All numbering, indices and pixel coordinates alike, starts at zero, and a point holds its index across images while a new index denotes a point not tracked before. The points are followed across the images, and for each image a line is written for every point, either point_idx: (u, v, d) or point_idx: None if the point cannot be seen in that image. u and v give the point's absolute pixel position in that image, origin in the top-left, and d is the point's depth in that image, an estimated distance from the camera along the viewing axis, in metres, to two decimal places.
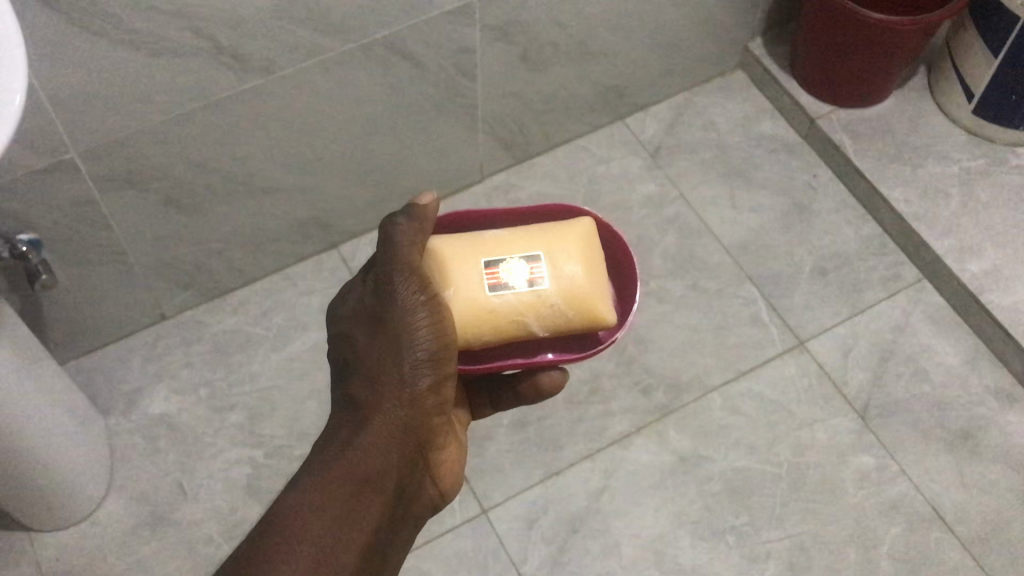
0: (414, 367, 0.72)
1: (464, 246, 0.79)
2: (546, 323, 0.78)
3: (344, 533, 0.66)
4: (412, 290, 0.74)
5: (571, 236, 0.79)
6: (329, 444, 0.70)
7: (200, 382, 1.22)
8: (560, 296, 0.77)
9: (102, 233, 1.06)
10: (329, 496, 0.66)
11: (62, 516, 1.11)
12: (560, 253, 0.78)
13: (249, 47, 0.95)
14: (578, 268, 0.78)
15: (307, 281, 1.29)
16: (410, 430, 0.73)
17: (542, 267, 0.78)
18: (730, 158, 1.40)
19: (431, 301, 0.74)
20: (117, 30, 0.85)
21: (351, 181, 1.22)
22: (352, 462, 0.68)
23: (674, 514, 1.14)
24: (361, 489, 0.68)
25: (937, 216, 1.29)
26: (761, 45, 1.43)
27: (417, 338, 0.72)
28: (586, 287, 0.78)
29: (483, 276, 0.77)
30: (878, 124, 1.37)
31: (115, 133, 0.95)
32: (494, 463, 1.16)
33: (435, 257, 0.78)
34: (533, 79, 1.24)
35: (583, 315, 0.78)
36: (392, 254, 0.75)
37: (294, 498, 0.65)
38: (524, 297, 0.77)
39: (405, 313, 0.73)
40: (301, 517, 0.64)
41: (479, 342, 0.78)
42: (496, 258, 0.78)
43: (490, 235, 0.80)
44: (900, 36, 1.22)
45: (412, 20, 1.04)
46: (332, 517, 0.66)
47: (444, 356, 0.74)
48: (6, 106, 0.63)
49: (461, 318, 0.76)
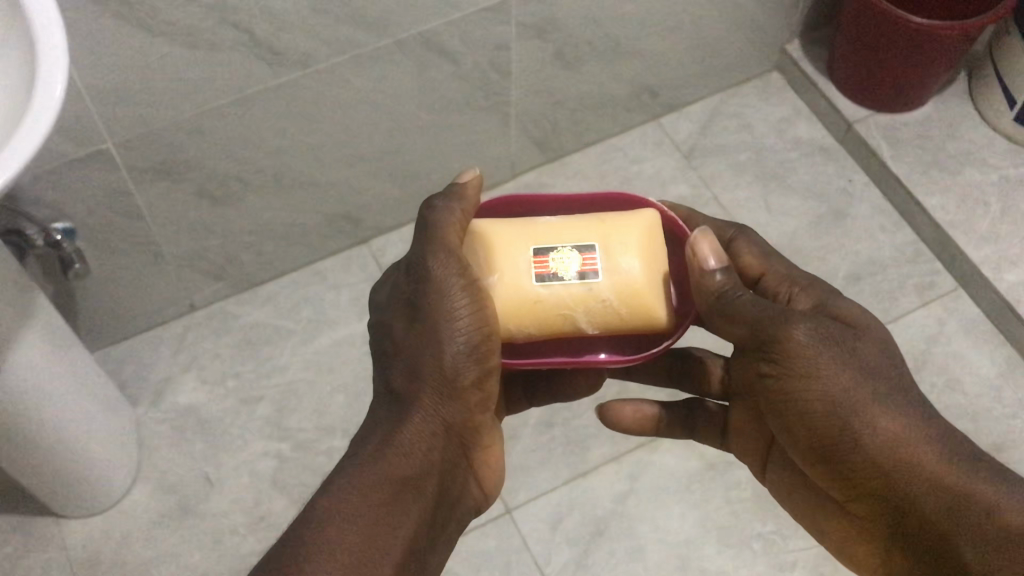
0: (456, 358, 0.69)
1: (515, 231, 0.74)
2: (596, 319, 0.73)
3: (387, 533, 0.64)
4: (454, 273, 0.70)
5: (630, 228, 0.74)
6: (369, 440, 0.68)
7: (229, 374, 1.22)
8: (612, 290, 0.72)
9: (136, 223, 1.06)
10: (369, 497, 0.64)
11: (90, 503, 1.11)
12: (616, 245, 0.73)
13: (286, 41, 0.95)
14: (635, 262, 0.73)
15: (337, 276, 1.29)
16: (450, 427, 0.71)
17: (596, 259, 0.73)
18: (765, 161, 1.38)
19: (471, 287, 0.71)
20: (156, 22, 0.86)
21: (384, 176, 1.22)
22: (391, 462, 0.67)
23: (701, 519, 1.13)
24: (401, 490, 0.66)
25: (975, 225, 1.27)
26: (799, 47, 1.42)
27: (458, 328, 0.69)
28: (642, 285, 0.73)
29: (531, 265, 0.73)
30: (917, 130, 1.35)
31: (152, 124, 0.95)
32: (520, 463, 1.16)
33: (482, 241, 0.74)
34: (568, 78, 1.24)
35: (636, 313, 0.73)
36: (434, 239, 0.72)
37: (331, 501, 0.64)
38: (574, 290, 0.72)
39: (446, 300, 0.70)
40: (342, 515, 0.63)
41: (524, 335, 0.74)
42: (547, 245, 0.73)
43: (543, 221, 0.75)
44: (941, 41, 1.20)
45: (449, 16, 1.03)
46: (372, 518, 0.64)
47: (487, 349, 0.71)
48: (48, 98, 0.63)
49: (506, 308, 0.72)
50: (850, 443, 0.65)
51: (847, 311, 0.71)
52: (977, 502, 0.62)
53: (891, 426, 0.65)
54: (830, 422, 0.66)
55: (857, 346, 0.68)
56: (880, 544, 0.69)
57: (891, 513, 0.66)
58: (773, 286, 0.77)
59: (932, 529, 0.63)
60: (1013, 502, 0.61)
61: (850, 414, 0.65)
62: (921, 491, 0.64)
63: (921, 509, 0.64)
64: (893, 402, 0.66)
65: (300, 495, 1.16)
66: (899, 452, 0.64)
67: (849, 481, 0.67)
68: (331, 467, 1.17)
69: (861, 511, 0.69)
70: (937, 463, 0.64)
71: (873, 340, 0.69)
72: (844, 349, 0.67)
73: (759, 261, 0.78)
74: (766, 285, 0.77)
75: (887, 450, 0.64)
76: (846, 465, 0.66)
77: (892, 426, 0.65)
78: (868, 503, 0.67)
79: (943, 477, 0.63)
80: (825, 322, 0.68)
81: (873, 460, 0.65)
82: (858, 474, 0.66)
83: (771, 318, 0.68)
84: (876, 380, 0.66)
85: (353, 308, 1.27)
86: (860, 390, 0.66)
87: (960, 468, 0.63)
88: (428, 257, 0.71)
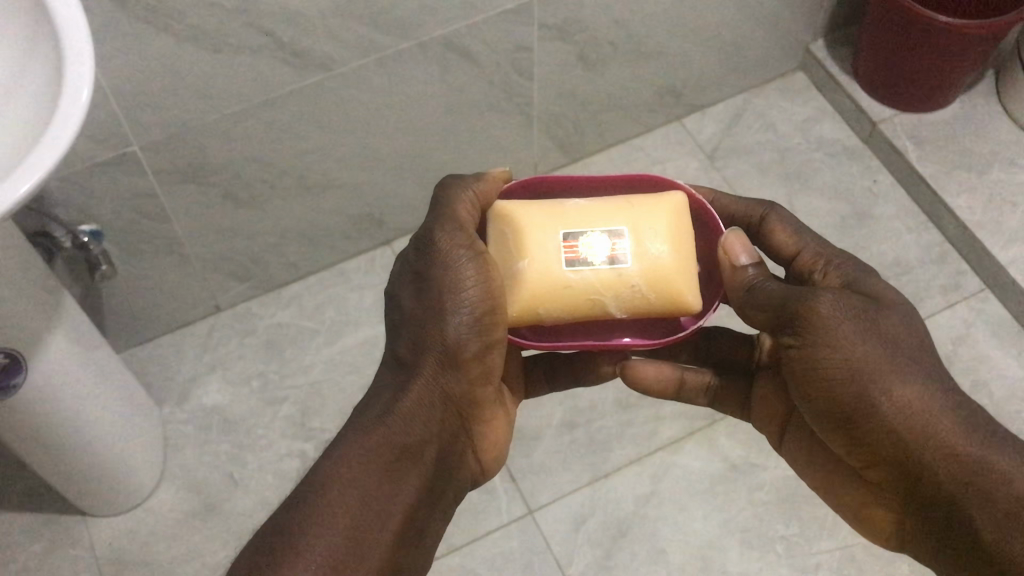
0: (460, 330, 0.70)
1: (546, 213, 0.74)
2: (624, 304, 0.74)
3: (383, 501, 0.64)
4: (460, 244, 0.71)
5: (659, 212, 0.74)
6: (373, 406, 0.69)
7: (253, 374, 1.23)
8: (641, 276, 0.72)
9: (162, 225, 1.08)
10: (369, 463, 0.65)
11: (116, 502, 1.13)
12: (645, 230, 0.73)
13: (310, 44, 0.96)
14: (665, 247, 0.73)
15: (360, 277, 1.30)
16: (450, 399, 0.71)
17: (624, 244, 0.73)
18: (789, 162, 1.37)
19: (479, 259, 0.72)
20: (182, 27, 0.86)
21: (407, 177, 1.23)
22: (392, 430, 0.67)
23: (724, 521, 1.13)
24: (401, 456, 0.67)
25: (1002, 225, 1.25)
26: (823, 46, 1.41)
27: (463, 300, 0.70)
28: (671, 270, 0.73)
29: (561, 249, 0.73)
30: (943, 129, 1.33)
31: (177, 128, 0.96)
32: (543, 464, 1.16)
33: (511, 222, 0.74)
34: (591, 79, 1.24)
35: (664, 298, 0.73)
36: (443, 212, 0.73)
37: (330, 465, 0.65)
38: (603, 275, 0.72)
39: (452, 272, 0.71)
40: (339, 482, 0.64)
41: (553, 318, 0.74)
42: (576, 230, 0.73)
43: (573, 204, 0.75)
44: (969, 40, 1.19)
45: (471, 19, 1.03)
46: (372, 484, 0.64)
47: (491, 322, 0.71)
48: (74, 99, 0.64)
49: (536, 292, 0.72)
50: (868, 411, 0.65)
51: (872, 287, 0.71)
52: (992, 473, 0.61)
53: (909, 396, 0.64)
54: (846, 391, 0.66)
55: (879, 317, 0.67)
56: (896, 512, 0.69)
57: (906, 482, 0.65)
58: (808, 264, 0.76)
59: (946, 498, 0.63)
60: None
61: (868, 382, 0.65)
62: (937, 460, 0.63)
63: (935, 478, 0.63)
64: (911, 373, 0.65)
65: None
66: (916, 422, 0.64)
67: (865, 449, 0.66)
68: None
69: (878, 479, 0.68)
70: (953, 432, 0.63)
71: (897, 313, 0.68)
72: (866, 319, 0.67)
73: (794, 239, 0.77)
74: (800, 262, 0.76)
75: (903, 418, 0.64)
76: (866, 434, 0.66)
77: (911, 397, 0.64)
78: (885, 472, 0.67)
79: (958, 447, 0.63)
80: (848, 294, 0.68)
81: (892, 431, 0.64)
82: (875, 443, 0.65)
83: (795, 295, 0.68)
84: (897, 352, 0.66)
85: (376, 308, 1.28)
86: (880, 360, 0.65)
87: (977, 439, 0.63)
88: (435, 228, 0.72)
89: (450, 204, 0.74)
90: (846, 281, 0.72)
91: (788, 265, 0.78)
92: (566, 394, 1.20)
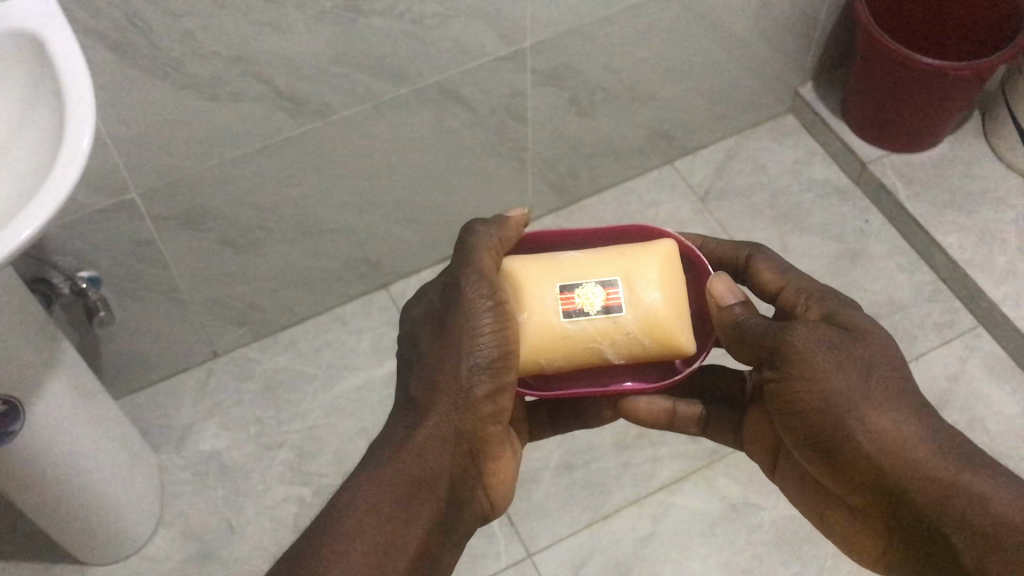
0: (472, 372, 0.70)
1: (541, 266, 0.75)
2: (621, 350, 0.74)
3: (397, 532, 0.65)
4: (482, 294, 0.72)
5: (650, 260, 0.75)
6: (387, 441, 0.70)
7: (250, 420, 1.23)
8: (636, 322, 0.73)
9: (160, 271, 1.08)
10: (383, 500, 0.66)
11: (113, 550, 1.12)
12: (638, 278, 0.74)
13: (306, 92, 0.98)
14: (658, 294, 0.74)
15: (358, 321, 1.31)
16: (462, 437, 0.71)
17: (619, 294, 0.74)
18: (781, 202, 1.39)
19: (499, 308, 0.72)
20: (181, 76, 0.88)
21: (403, 222, 1.24)
22: (406, 463, 0.68)
23: (723, 562, 1.12)
24: (414, 490, 0.67)
25: (992, 262, 1.27)
26: (811, 90, 1.43)
27: (478, 345, 0.70)
28: (666, 316, 0.74)
29: (558, 301, 0.73)
30: (932, 169, 1.35)
31: (177, 175, 0.98)
32: (540, 507, 1.16)
33: (507, 277, 0.74)
34: (584, 124, 1.25)
35: (661, 343, 0.74)
36: (468, 257, 0.73)
37: (349, 496, 0.66)
38: (599, 324, 0.73)
39: (473, 317, 0.71)
40: (358, 512, 0.65)
41: (553, 367, 0.74)
42: (571, 281, 0.74)
43: (566, 256, 0.76)
44: (954, 82, 1.21)
45: (466, 66, 1.05)
46: (387, 516, 0.66)
47: (504, 366, 0.71)
48: (75, 148, 0.65)
49: (535, 343, 0.73)
50: (845, 440, 0.66)
51: (855, 317, 0.71)
52: (967, 493, 0.63)
53: (884, 422, 0.65)
54: (825, 422, 0.67)
55: (856, 350, 0.68)
56: (883, 535, 0.70)
57: (887, 505, 0.66)
58: (791, 298, 0.76)
59: (924, 519, 0.64)
60: (1005, 495, 0.62)
61: (844, 413, 0.66)
62: (915, 484, 0.64)
63: (916, 503, 0.64)
64: (883, 398, 0.66)
65: None
66: (893, 448, 0.65)
67: (846, 474, 0.68)
68: None
69: (862, 505, 0.69)
70: (928, 456, 0.64)
71: (877, 340, 0.69)
72: (843, 350, 0.67)
73: (777, 277, 0.78)
74: (783, 297, 0.76)
75: (879, 445, 0.65)
76: (844, 462, 0.67)
77: (886, 424, 0.65)
78: (867, 496, 0.68)
79: (933, 470, 0.64)
80: (825, 326, 0.69)
81: (866, 458, 0.65)
82: (852, 469, 0.67)
83: (776, 328, 0.70)
84: (872, 380, 0.67)
85: (372, 352, 1.28)
86: (854, 389, 0.66)
87: (952, 461, 0.64)
88: (461, 278, 0.72)
89: (476, 250, 0.73)
90: (825, 313, 0.72)
91: (773, 302, 0.79)
92: (564, 435, 1.20)
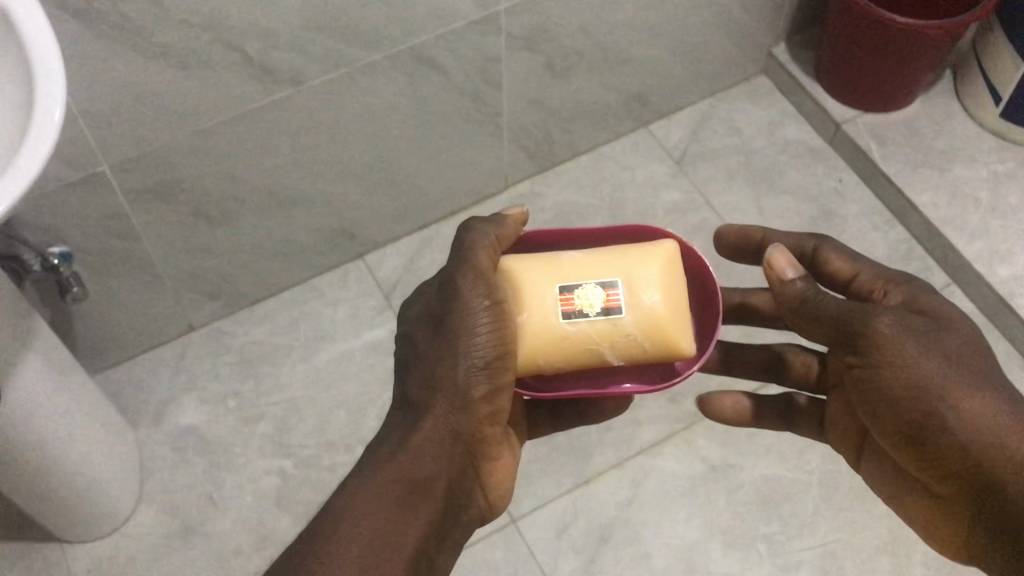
0: (469, 373, 0.71)
1: (541, 267, 0.76)
2: (620, 352, 0.75)
3: (393, 535, 0.65)
4: (478, 292, 0.72)
5: (650, 262, 0.76)
6: (384, 442, 0.70)
7: (229, 393, 1.22)
8: (636, 324, 0.74)
9: (133, 245, 1.07)
10: (381, 503, 0.66)
11: (93, 527, 1.11)
12: (638, 280, 0.75)
13: (278, 59, 0.96)
14: (658, 297, 0.75)
15: (335, 291, 1.29)
16: (459, 438, 0.71)
17: (619, 295, 0.75)
18: (756, 163, 1.39)
19: (496, 307, 0.72)
20: (150, 45, 0.86)
21: (378, 191, 1.23)
22: (403, 465, 0.68)
23: (706, 522, 1.14)
24: (411, 492, 0.68)
25: (965, 220, 1.28)
26: (785, 50, 1.43)
27: (475, 344, 0.71)
28: (665, 319, 0.75)
29: (558, 301, 0.74)
30: (904, 128, 1.36)
31: (148, 146, 0.96)
32: (522, 473, 1.16)
33: (508, 277, 0.75)
34: (559, 87, 1.24)
35: (660, 344, 0.75)
36: (465, 257, 0.74)
37: (345, 500, 0.66)
38: (599, 325, 0.74)
39: (469, 316, 0.71)
40: (352, 517, 0.65)
41: (552, 369, 0.76)
42: (571, 282, 0.75)
43: (566, 256, 0.77)
44: (926, 41, 1.21)
45: (439, 31, 1.04)
46: (383, 519, 0.66)
47: (502, 365, 0.72)
48: (47, 119, 0.63)
49: (535, 346, 0.74)
50: (937, 427, 0.68)
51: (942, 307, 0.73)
52: None
53: (976, 409, 0.67)
54: (914, 408, 0.69)
55: (943, 338, 0.70)
56: (967, 527, 0.71)
57: (974, 493, 0.68)
58: (866, 284, 0.78)
59: (1017, 509, 0.66)
60: None
61: (937, 400, 0.67)
62: (1011, 472, 0.66)
63: (1008, 496, 0.66)
64: (975, 386, 0.68)
65: (305, 513, 1.15)
66: (984, 439, 0.67)
67: (932, 463, 0.69)
68: (333, 482, 1.17)
69: (949, 494, 0.71)
70: (1023, 446, 0.66)
71: (961, 330, 0.71)
72: (928, 337, 0.69)
73: (848, 265, 0.80)
74: (858, 284, 0.79)
75: (971, 436, 0.67)
76: (932, 450, 0.69)
77: (978, 411, 0.67)
78: (954, 485, 0.69)
79: None
80: (906, 313, 0.71)
81: (958, 446, 0.67)
82: (941, 457, 0.68)
83: (856, 312, 0.71)
84: (963, 369, 0.68)
85: (350, 323, 1.27)
86: (946, 377, 0.68)
87: None
88: (457, 276, 0.72)
89: (472, 250, 0.74)
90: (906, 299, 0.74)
91: (845, 289, 0.81)
92: None
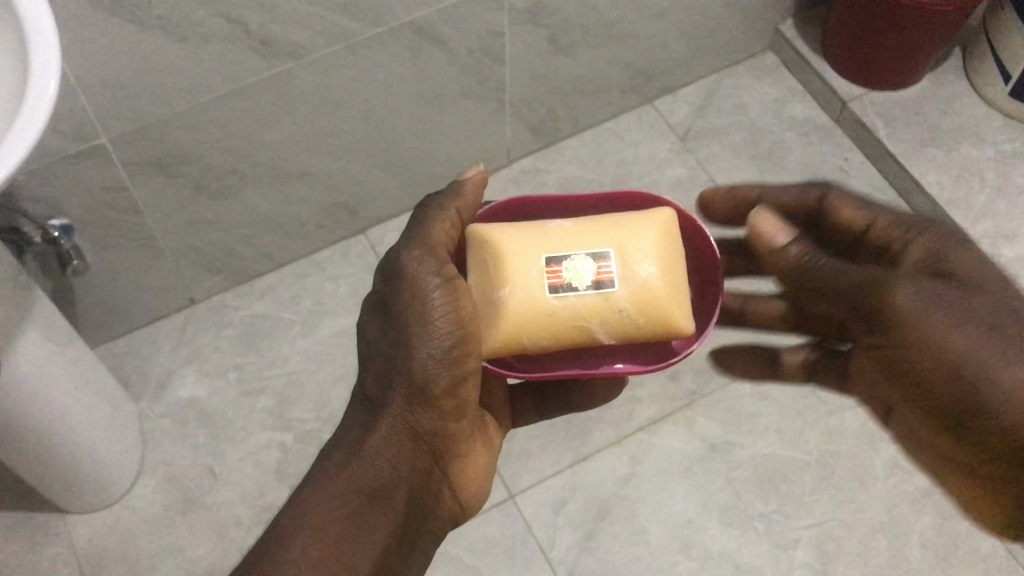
0: (426, 362, 0.70)
1: (529, 238, 0.76)
2: (612, 329, 0.75)
3: (354, 532, 0.66)
4: (429, 271, 0.72)
5: (644, 233, 0.75)
6: (342, 441, 0.71)
7: (230, 367, 1.23)
8: (628, 299, 0.74)
9: (133, 218, 1.07)
10: (338, 503, 0.66)
11: (95, 498, 1.12)
12: (632, 251, 0.75)
13: (278, 32, 0.95)
14: (653, 269, 0.74)
15: (336, 266, 1.30)
16: (419, 430, 0.72)
17: (610, 267, 0.74)
18: (761, 141, 1.38)
19: (449, 285, 0.72)
20: (149, 18, 0.86)
21: (380, 165, 1.22)
22: (362, 461, 0.69)
23: (703, 500, 1.14)
24: (370, 489, 0.68)
25: (971, 200, 1.27)
26: (792, 26, 1.41)
27: (430, 331, 0.70)
28: (658, 294, 0.74)
29: (545, 275, 0.74)
30: (912, 106, 1.34)
31: (148, 119, 0.95)
32: (521, 449, 1.16)
33: (495, 249, 0.75)
34: (563, 62, 1.23)
35: (653, 320, 0.75)
36: (413, 240, 0.74)
37: (303, 501, 0.66)
38: (589, 301, 0.74)
39: (423, 301, 0.71)
40: (308, 517, 0.65)
41: (539, 346, 0.76)
42: (559, 254, 0.75)
43: (555, 226, 0.76)
44: (936, 18, 1.20)
45: (442, 5, 1.03)
46: (340, 517, 0.66)
47: (461, 353, 0.71)
48: (41, 92, 0.63)
49: (522, 321, 0.74)
50: (975, 402, 0.67)
51: (960, 259, 0.69)
52: None
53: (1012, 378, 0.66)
54: (947, 384, 0.68)
55: (971, 302, 0.68)
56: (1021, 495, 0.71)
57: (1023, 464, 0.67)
58: (883, 233, 0.75)
59: None
60: None
61: (969, 374, 0.67)
62: None
63: None
64: (1008, 353, 0.66)
65: None
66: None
67: (976, 436, 0.69)
68: None
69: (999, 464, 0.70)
70: None
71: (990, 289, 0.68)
72: (954, 307, 0.68)
73: (859, 212, 0.77)
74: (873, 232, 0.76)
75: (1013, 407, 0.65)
76: (974, 424, 0.68)
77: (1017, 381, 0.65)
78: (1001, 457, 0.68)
79: None
80: (923, 279, 0.69)
81: (999, 418, 0.66)
82: (984, 430, 0.68)
83: (873, 285, 0.70)
84: (993, 337, 0.67)
85: (351, 298, 1.27)
86: (977, 349, 0.67)
87: None
88: (403, 255, 0.73)
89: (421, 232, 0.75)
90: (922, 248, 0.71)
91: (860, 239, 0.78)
92: None
